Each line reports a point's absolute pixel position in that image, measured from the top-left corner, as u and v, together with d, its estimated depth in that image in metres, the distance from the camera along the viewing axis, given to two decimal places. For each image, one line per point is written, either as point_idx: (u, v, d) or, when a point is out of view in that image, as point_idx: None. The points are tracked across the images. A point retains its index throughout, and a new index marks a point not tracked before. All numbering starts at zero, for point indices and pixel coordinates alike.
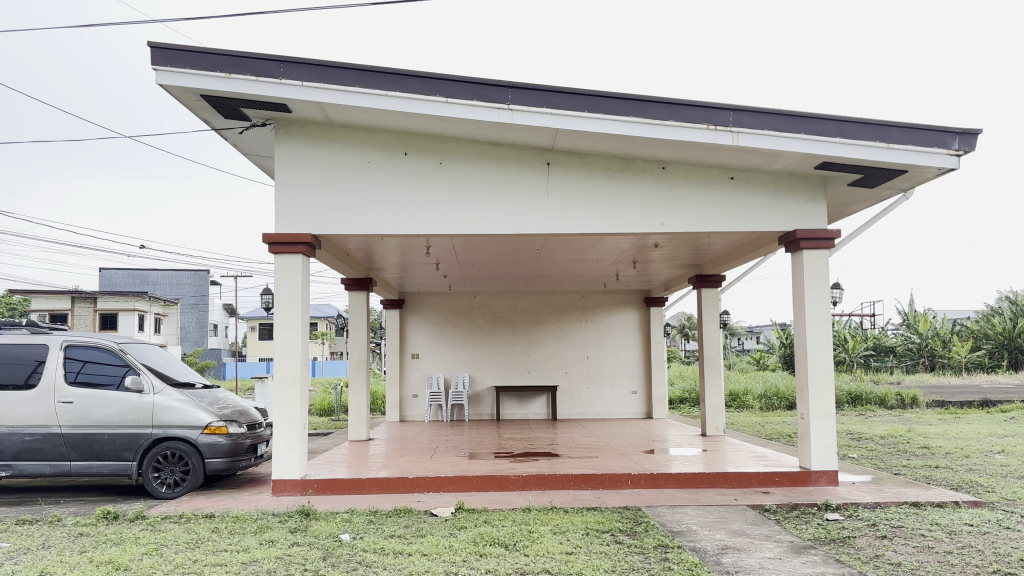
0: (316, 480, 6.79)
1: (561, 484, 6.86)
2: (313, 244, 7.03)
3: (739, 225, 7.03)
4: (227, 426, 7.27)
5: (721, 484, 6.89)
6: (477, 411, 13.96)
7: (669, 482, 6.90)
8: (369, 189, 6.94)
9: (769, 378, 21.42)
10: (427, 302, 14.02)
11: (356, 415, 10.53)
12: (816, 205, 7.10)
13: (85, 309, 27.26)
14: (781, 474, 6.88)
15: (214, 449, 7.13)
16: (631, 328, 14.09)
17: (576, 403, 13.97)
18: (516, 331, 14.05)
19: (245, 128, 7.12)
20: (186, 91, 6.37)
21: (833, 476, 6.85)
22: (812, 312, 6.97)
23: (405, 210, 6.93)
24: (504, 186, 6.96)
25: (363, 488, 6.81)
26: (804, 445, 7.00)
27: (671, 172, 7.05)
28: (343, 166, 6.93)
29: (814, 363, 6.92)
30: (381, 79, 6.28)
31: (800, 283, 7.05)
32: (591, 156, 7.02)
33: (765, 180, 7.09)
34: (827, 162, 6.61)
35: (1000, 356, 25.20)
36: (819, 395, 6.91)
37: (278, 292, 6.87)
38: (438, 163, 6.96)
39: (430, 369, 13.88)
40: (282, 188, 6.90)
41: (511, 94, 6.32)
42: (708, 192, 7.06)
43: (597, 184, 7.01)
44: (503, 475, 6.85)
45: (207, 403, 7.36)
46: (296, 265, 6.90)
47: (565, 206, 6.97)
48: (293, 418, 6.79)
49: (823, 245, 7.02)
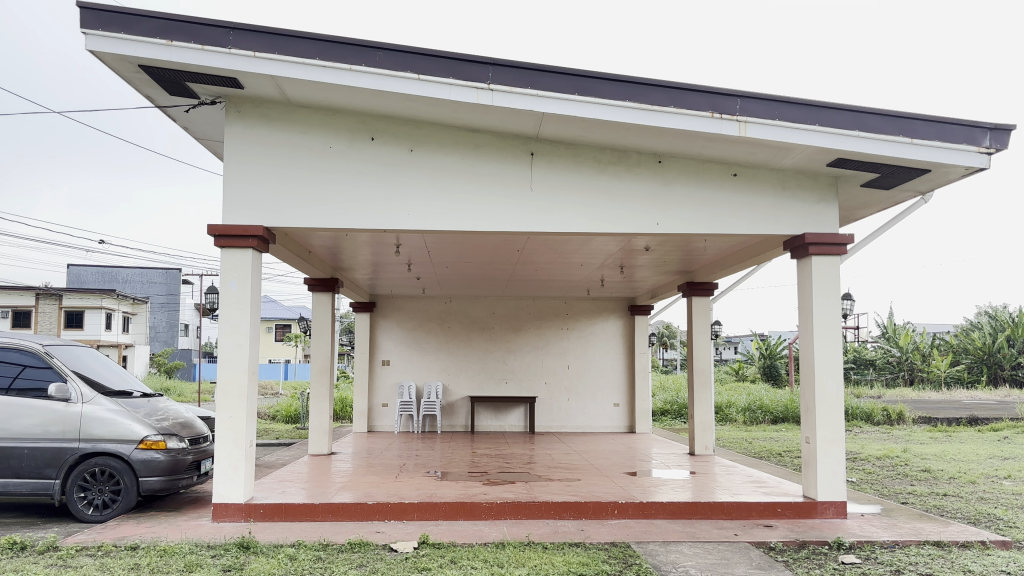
0: (262, 505, 5.99)
1: (539, 513, 6.12)
2: (266, 238, 6.25)
3: (743, 226, 6.34)
4: (165, 440, 6.46)
5: (717, 515, 6.18)
6: (451, 422, 13.16)
7: (660, 512, 6.18)
8: (330, 178, 6.18)
9: (751, 390, 20.83)
10: (399, 305, 13.26)
11: (317, 426, 9.70)
12: (826, 206, 6.41)
13: (51, 307, 26.07)
14: (784, 505, 6.17)
15: (150, 467, 6.31)
16: (615, 337, 13.41)
17: (554, 415, 13.27)
18: (493, 338, 13.31)
19: (192, 106, 6.35)
20: (122, 61, 5.59)
21: (841, 507, 6.15)
22: (820, 324, 6.28)
23: (372, 203, 6.18)
24: (482, 179, 6.23)
25: (316, 515, 6.05)
26: (809, 473, 6.31)
27: (668, 166, 6.35)
28: (302, 151, 6.17)
29: (822, 382, 6.23)
30: (344, 51, 5.54)
31: (808, 292, 6.37)
32: (580, 146, 6.31)
33: (770, 178, 6.41)
34: (842, 159, 5.94)
35: (980, 371, 24.62)
36: (827, 417, 6.21)
37: (224, 291, 6.10)
38: (408, 151, 6.22)
39: (401, 377, 13.09)
40: (232, 175, 6.13)
41: (491, 72, 5.59)
42: (708, 190, 6.35)
43: (586, 177, 6.30)
44: (474, 502, 6.11)
45: (144, 415, 6.55)
46: (246, 261, 6.12)
47: (551, 201, 6.25)
48: (238, 434, 6.01)
49: (834, 251, 6.33)
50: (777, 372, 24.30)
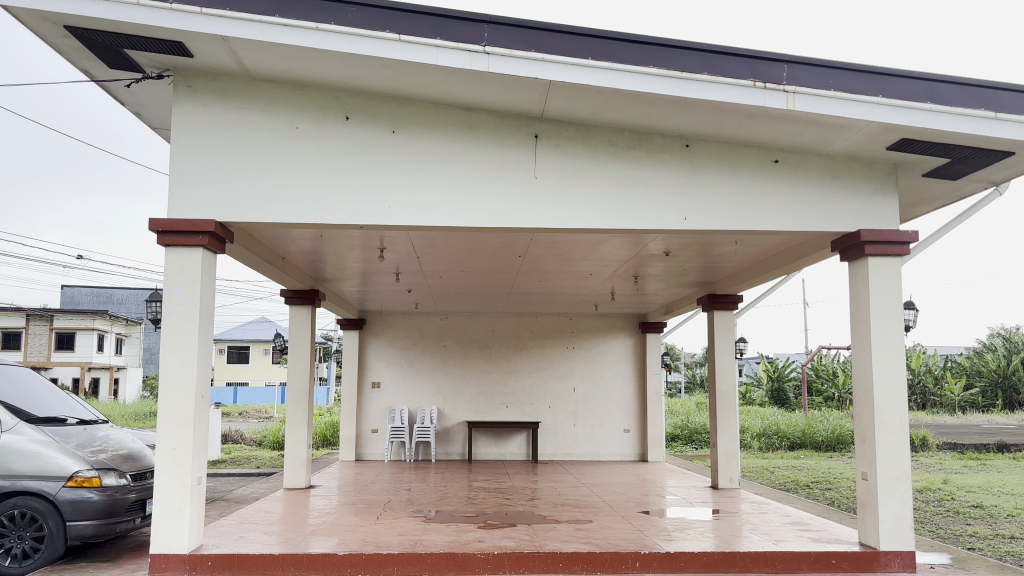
0: (210, 556, 4.96)
1: (545, 566, 5.09)
2: (220, 235, 5.27)
3: (785, 221, 5.36)
4: (100, 476, 5.42)
5: (758, 568, 5.13)
6: (446, 450, 12.11)
7: (690, 565, 5.13)
8: (298, 164, 5.22)
9: (764, 414, 19.73)
10: (391, 322, 12.26)
11: (294, 457, 8.67)
12: (884, 199, 5.41)
13: (41, 329, 24.34)
14: (839, 555, 5.13)
15: (79, 509, 5.27)
16: (625, 357, 12.40)
17: (559, 442, 12.23)
18: (492, 358, 12.30)
19: (135, 81, 5.34)
20: (42, 22, 4.58)
21: (908, 559, 5.09)
22: (879, 339, 5.28)
23: (347, 193, 5.22)
24: (477, 165, 5.26)
25: (275, 568, 5.00)
26: (867, 515, 5.29)
27: (697, 151, 5.36)
28: (263, 132, 5.21)
29: (881, 408, 5.22)
30: (310, 7, 4.57)
31: (864, 301, 5.38)
32: (593, 127, 5.33)
33: (818, 165, 5.41)
34: (908, 140, 4.97)
35: (994, 395, 23.12)
36: (889, 450, 5.19)
37: (168, 297, 5.11)
38: (389, 132, 5.25)
39: (393, 401, 12.06)
40: (181, 159, 5.15)
41: (487, 32, 4.63)
42: (745, 180, 5.37)
43: (599, 163, 5.32)
44: (467, 554, 5.09)
45: (75, 446, 5.53)
46: (195, 261, 5.14)
47: (558, 191, 5.28)
48: (182, 469, 4.99)
49: (893, 250, 5.33)
50: (786, 395, 23.22)
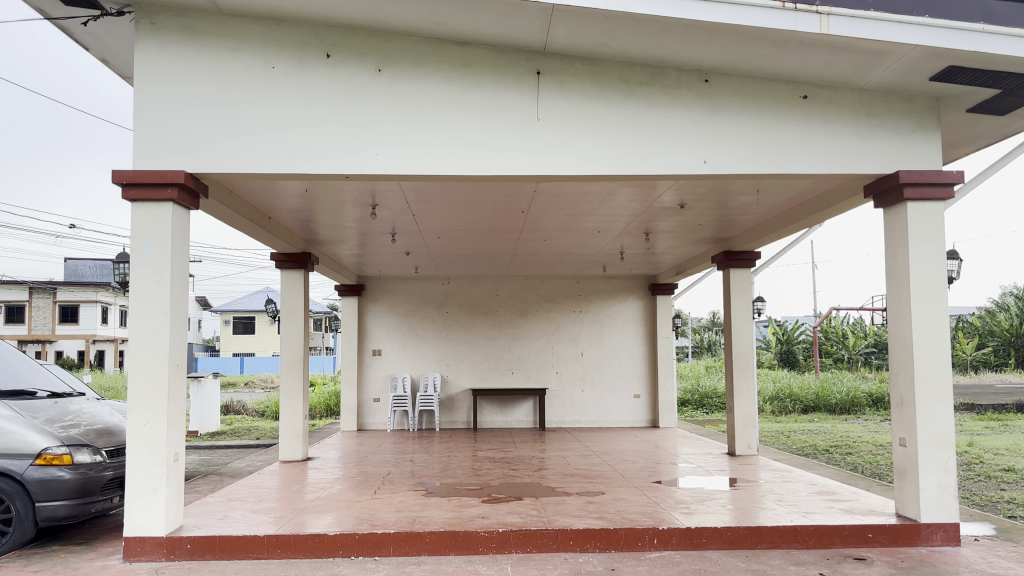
0: (189, 539, 4.54)
1: (555, 545, 4.67)
2: (192, 189, 4.79)
3: (815, 162, 4.85)
4: (72, 454, 4.98)
5: (788, 543, 4.69)
6: (451, 418, 11.71)
7: (712, 541, 4.69)
8: (275, 108, 4.72)
9: (776, 377, 19.31)
10: (391, 288, 11.81)
11: (290, 429, 8.28)
12: (923, 137, 4.90)
13: (44, 301, 23.75)
14: (876, 529, 4.70)
15: (49, 489, 4.83)
16: (635, 320, 11.95)
17: (567, 409, 11.81)
18: (497, 323, 11.85)
19: (94, 19, 4.81)
20: None
21: (951, 531, 4.66)
22: (919, 291, 4.79)
23: (331, 139, 4.73)
24: (473, 106, 4.75)
25: (260, 551, 4.58)
26: (905, 485, 4.85)
27: (717, 87, 4.85)
28: (235, 72, 4.71)
29: (922, 367, 4.76)
30: None
31: (901, 251, 4.89)
32: (601, 62, 4.81)
33: (850, 100, 4.89)
34: (955, 68, 4.45)
35: (1006, 354, 22.34)
36: (930, 413, 4.73)
37: (136, 258, 4.64)
38: (376, 70, 4.74)
39: (394, 368, 11.64)
40: (146, 104, 4.65)
41: None
42: (771, 118, 4.86)
43: (609, 101, 4.80)
44: (469, 531, 4.68)
45: (43, 421, 5.10)
46: (164, 218, 4.66)
47: (564, 134, 4.78)
48: (156, 445, 4.56)
49: (934, 194, 4.83)
50: (795, 357, 22.75)
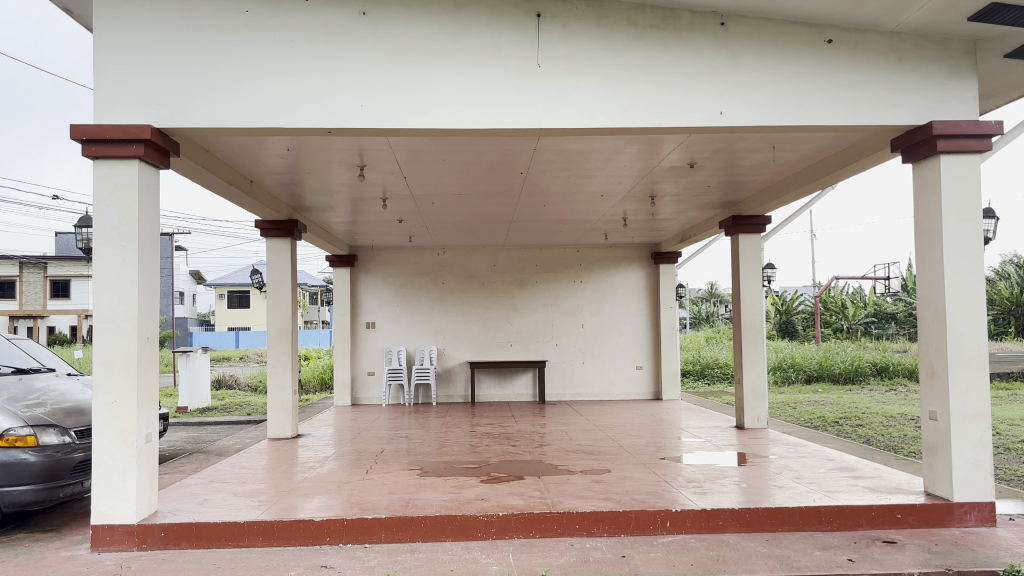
0: (163, 526, 4.19)
1: (559, 528, 4.33)
2: (160, 145, 4.38)
3: (841, 113, 4.45)
4: (37, 435, 4.61)
5: (811, 526, 4.35)
6: (448, 393, 11.37)
7: (730, 524, 4.35)
8: (250, 56, 4.29)
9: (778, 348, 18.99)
10: (385, 259, 11.41)
11: (278, 405, 7.96)
12: (958, 84, 4.49)
13: (35, 276, 23.29)
14: (907, 510, 4.35)
15: (13, 473, 4.47)
16: (636, 291, 11.58)
17: (567, 381, 11.48)
18: (494, 294, 11.47)
19: None
20: None
21: (986, 511, 4.31)
22: (953, 253, 4.41)
23: (312, 90, 4.31)
24: (467, 52, 4.33)
25: (241, 538, 4.23)
26: (937, 461, 4.50)
27: (734, 31, 4.44)
28: (206, 16, 4.28)
29: (956, 334, 4.39)
30: None
31: (933, 209, 4.50)
32: (608, 3, 4.39)
33: (879, 45, 4.49)
34: (998, 5, 4.03)
35: (1007, 323, 22.02)
36: (964, 384, 4.37)
37: (99, 221, 4.23)
38: (360, 14, 4.31)
39: (389, 341, 11.29)
40: (107, 52, 4.22)
41: None
42: (793, 64, 4.44)
43: (616, 47, 4.38)
44: (467, 516, 4.33)
45: (6, 400, 4.73)
46: (129, 177, 4.24)
47: (566, 82, 4.37)
48: (126, 426, 4.19)
49: (969, 147, 4.43)
50: (795, 327, 22.42)
